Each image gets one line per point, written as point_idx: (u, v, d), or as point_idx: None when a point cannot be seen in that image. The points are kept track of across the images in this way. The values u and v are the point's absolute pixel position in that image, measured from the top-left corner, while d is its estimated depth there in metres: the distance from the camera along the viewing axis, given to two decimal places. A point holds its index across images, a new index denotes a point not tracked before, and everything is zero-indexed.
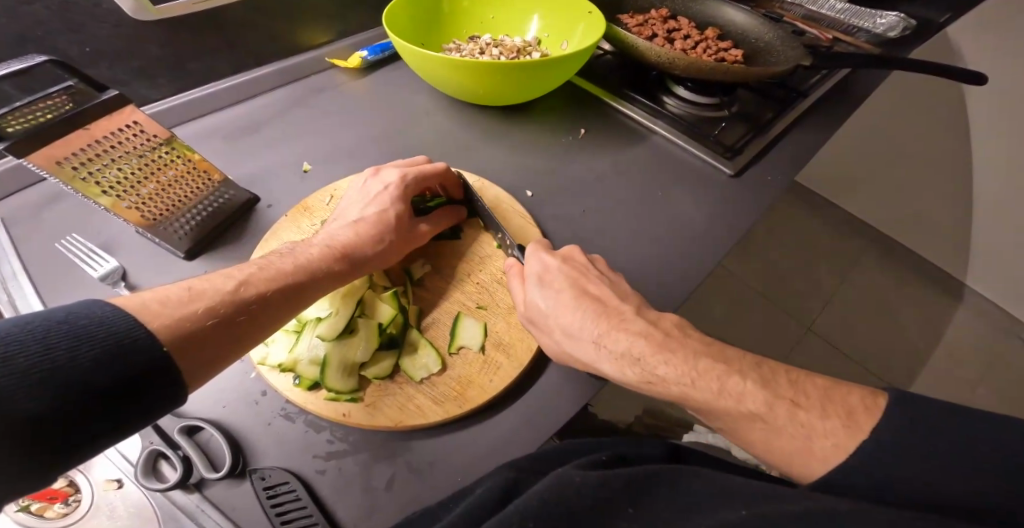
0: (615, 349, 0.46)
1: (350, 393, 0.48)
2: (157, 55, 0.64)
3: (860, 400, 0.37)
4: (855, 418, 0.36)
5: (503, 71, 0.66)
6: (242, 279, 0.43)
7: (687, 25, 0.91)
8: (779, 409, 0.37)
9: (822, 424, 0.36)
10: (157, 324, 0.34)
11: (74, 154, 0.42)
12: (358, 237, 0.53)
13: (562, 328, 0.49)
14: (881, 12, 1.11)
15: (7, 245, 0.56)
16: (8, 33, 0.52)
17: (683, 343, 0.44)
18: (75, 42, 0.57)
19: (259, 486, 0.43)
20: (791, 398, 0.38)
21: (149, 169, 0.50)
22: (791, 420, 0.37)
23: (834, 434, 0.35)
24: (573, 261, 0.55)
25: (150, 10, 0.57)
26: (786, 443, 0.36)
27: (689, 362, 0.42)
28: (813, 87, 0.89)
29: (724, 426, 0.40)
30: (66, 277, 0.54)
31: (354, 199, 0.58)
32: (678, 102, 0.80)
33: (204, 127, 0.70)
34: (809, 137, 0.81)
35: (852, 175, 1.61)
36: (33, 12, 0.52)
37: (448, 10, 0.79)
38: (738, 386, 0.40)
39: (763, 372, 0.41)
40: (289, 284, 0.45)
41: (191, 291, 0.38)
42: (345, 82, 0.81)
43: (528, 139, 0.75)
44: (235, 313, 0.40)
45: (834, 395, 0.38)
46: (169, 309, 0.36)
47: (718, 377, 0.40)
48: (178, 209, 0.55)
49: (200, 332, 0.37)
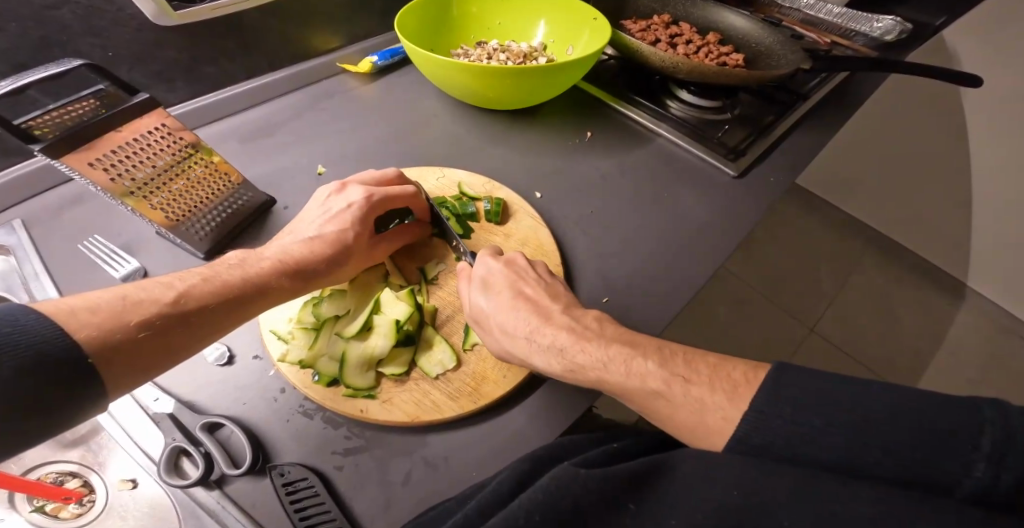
0: (543, 342, 0.48)
1: (367, 389, 0.50)
2: (175, 60, 0.66)
3: (742, 373, 0.40)
4: (737, 391, 0.39)
5: (510, 75, 0.68)
6: (183, 290, 0.42)
7: (689, 30, 0.93)
8: (674, 386, 0.40)
9: (710, 397, 0.39)
10: (82, 334, 0.34)
11: (105, 156, 0.44)
12: (311, 256, 0.52)
13: (500, 327, 0.50)
14: (878, 16, 1.12)
15: (28, 245, 0.57)
16: (34, 38, 0.53)
17: (600, 332, 0.47)
18: (98, 47, 0.58)
19: (278, 481, 0.44)
20: (685, 375, 0.41)
21: (170, 170, 0.51)
22: (685, 395, 0.40)
23: (721, 406, 0.38)
24: (516, 265, 0.55)
25: (171, 15, 0.60)
26: (686, 420, 0.39)
27: (602, 349, 0.45)
28: (813, 90, 0.91)
29: (639, 405, 0.43)
30: (88, 277, 0.56)
31: (312, 212, 0.56)
32: (682, 105, 0.82)
33: (224, 129, 0.72)
34: (809, 138, 0.83)
35: (851, 176, 1.64)
36: (59, 17, 0.54)
37: (457, 15, 0.80)
38: (642, 367, 0.42)
39: (663, 352, 0.43)
40: (233, 302, 0.44)
41: (125, 301, 0.38)
42: (357, 86, 0.82)
43: (536, 141, 0.77)
44: (172, 324, 0.39)
45: (720, 371, 0.41)
46: (96, 318, 0.36)
47: (624, 361, 0.43)
48: (200, 211, 0.56)
49: (137, 343, 0.37)
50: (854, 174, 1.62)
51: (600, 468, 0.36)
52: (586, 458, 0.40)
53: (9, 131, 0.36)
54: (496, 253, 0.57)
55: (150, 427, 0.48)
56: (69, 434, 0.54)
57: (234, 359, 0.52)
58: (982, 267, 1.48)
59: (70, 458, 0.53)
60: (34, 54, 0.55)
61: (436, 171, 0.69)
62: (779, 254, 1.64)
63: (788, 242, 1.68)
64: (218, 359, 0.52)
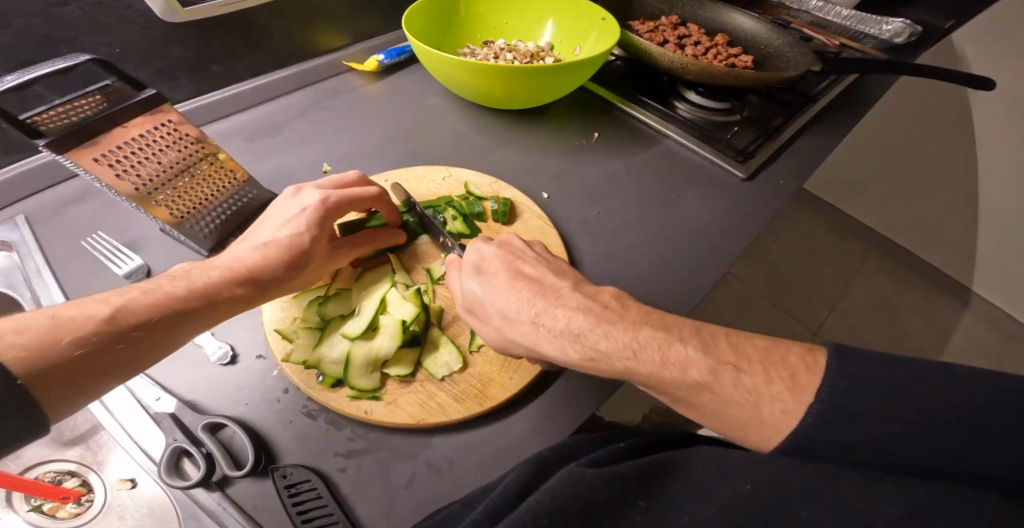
0: (555, 327, 0.45)
1: (372, 391, 0.49)
2: (180, 57, 0.65)
3: (798, 358, 0.38)
4: (796, 379, 0.36)
5: (517, 75, 0.67)
6: (119, 304, 0.38)
7: (697, 31, 0.93)
8: (721, 374, 0.38)
9: (767, 388, 0.36)
10: (10, 356, 0.31)
11: (110, 152, 0.43)
12: (266, 262, 0.48)
13: (500, 313, 0.48)
14: (887, 18, 1.14)
15: (30, 240, 0.57)
16: (40, 33, 0.53)
17: (623, 315, 0.44)
18: (104, 43, 0.58)
19: (280, 483, 0.43)
20: (734, 363, 0.38)
21: (174, 168, 0.51)
22: (735, 386, 0.37)
23: (779, 398, 0.35)
24: (510, 245, 0.55)
25: (180, 11, 0.59)
26: (735, 410, 0.37)
27: (631, 335, 0.42)
28: (822, 92, 0.91)
29: (674, 397, 0.40)
30: (91, 274, 0.55)
31: (270, 221, 0.53)
32: (690, 106, 0.81)
33: (229, 127, 0.72)
34: (818, 140, 0.83)
35: (857, 180, 1.63)
36: (65, 13, 0.54)
37: (464, 14, 0.80)
38: (681, 354, 0.40)
39: (705, 337, 0.41)
40: (175, 313, 0.40)
41: (55, 320, 0.34)
42: (362, 85, 0.82)
43: (542, 142, 0.77)
44: (109, 342, 0.36)
45: (773, 356, 0.38)
46: (25, 338, 0.33)
47: (660, 347, 0.40)
48: (204, 209, 0.55)
49: (69, 362, 0.34)
50: (860, 178, 1.61)
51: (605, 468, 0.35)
52: (592, 459, 0.38)
53: (13, 125, 0.35)
54: (486, 239, 0.57)
55: (151, 427, 0.47)
56: (67, 432, 0.53)
57: (236, 359, 0.52)
58: (989, 273, 1.47)
59: (70, 457, 0.53)
60: (39, 49, 0.54)
61: (442, 171, 0.68)
62: (784, 258, 1.63)
63: (793, 245, 1.67)
64: (221, 359, 0.51)
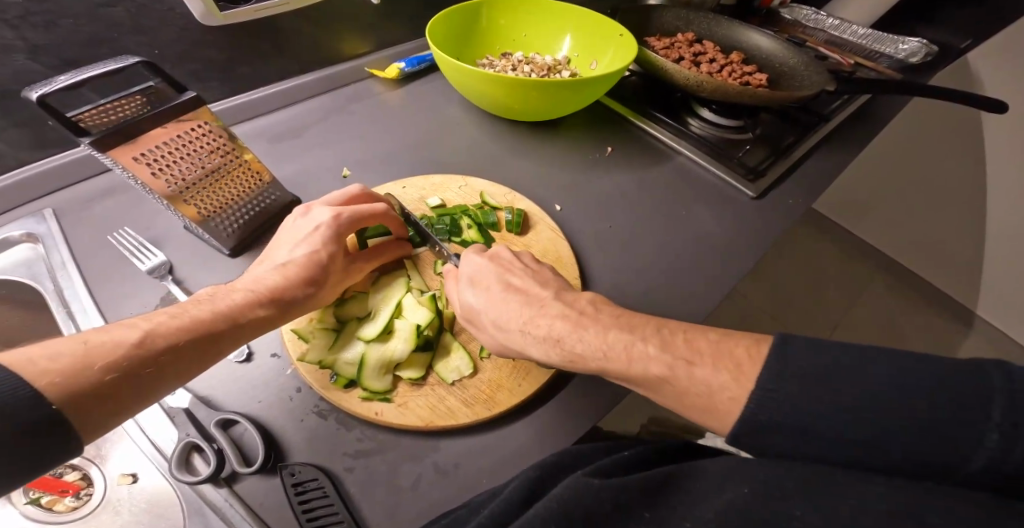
0: (538, 334, 0.48)
1: (383, 393, 0.50)
2: (214, 59, 0.67)
3: (745, 349, 0.39)
4: (741, 369, 0.37)
5: (535, 88, 0.69)
6: (149, 328, 0.38)
7: (713, 49, 0.95)
8: (677, 370, 0.40)
9: (715, 379, 0.38)
10: (44, 383, 0.31)
11: (149, 151, 0.46)
12: (287, 284, 0.48)
13: (493, 322, 0.50)
14: (903, 38, 1.16)
15: (57, 233, 0.59)
16: (85, 33, 0.55)
17: (596, 319, 0.46)
18: (144, 44, 0.60)
19: (288, 481, 0.44)
20: (688, 358, 0.40)
21: (207, 168, 0.53)
22: (690, 379, 0.39)
23: (726, 386, 0.37)
24: (500, 258, 0.55)
25: (216, 15, 0.61)
26: (693, 399, 0.39)
27: (602, 337, 0.44)
28: (836, 112, 0.92)
29: (641, 387, 0.43)
30: (115, 268, 0.57)
31: (283, 239, 0.53)
32: (703, 123, 0.82)
33: (252, 130, 0.74)
34: (829, 162, 0.84)
35: (866, 200, 1.63)
36: (111, 14, 0.56)
37: (486, 25, 0.81)
38: (643, 352, 0.42)
39: (665, 334, 0.43)
40: (203, 337, 0.40)
41: (87, 345, 0.34)
42: (383, 92, 0.84)
43: (556, 154, 0.78)
44: (140, 366, 0.36)
45: (724, 347, 0.40)
46: (59, 365, 0.32)
47: (624, 346, 0.43)
48: (228, 208, 0.58)
49: (106, 386, 0.34)
50: (870, 198, 1.61)
51: (614, 481, 0.36)
52: (600, 467, 0.39)
53: (60, 123, 0.38)
54: (480, 250, 0.58)
55: (166, 420, 0.48)
56: None
57: (251, 357, 0.53)
58: (995, 298, 1.46)
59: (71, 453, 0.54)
60: (84, 48, 0.57)
61: (458, 180, 0.69)
62: (788, 275, 1.63)
63: (799, 262, 1.67)
64: (236, 356, 0.53)
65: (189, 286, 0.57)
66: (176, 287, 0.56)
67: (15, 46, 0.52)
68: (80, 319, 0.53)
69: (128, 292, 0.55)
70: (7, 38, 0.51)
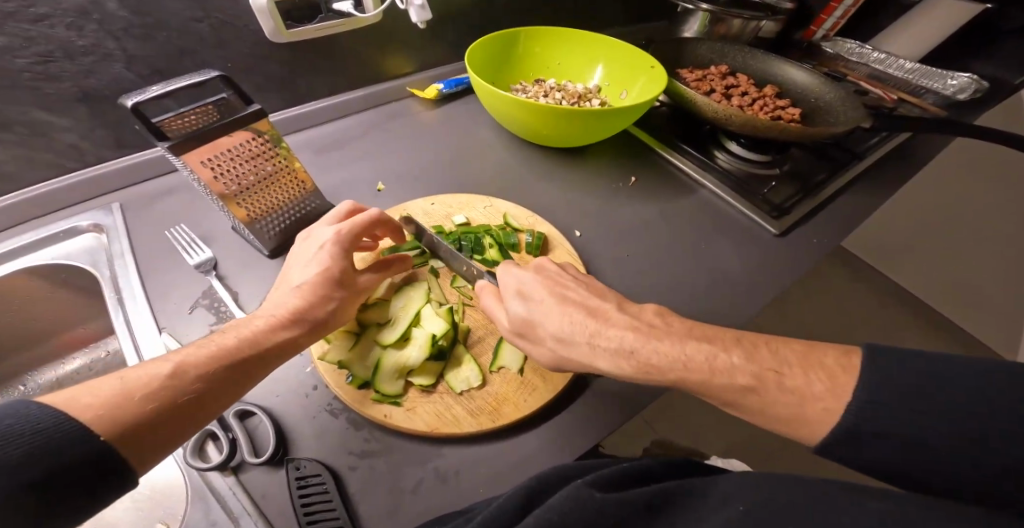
0: (608, 344, 0.47)
1: (394, 397, 0.52)
2: (276, 72, 0.75)
3: (835, 360, 0.41)
4: (836, 380, 0.39)
5: (564, 116, 0.72)
6: (181, 360, 0.39)
7: (746, 82, 0.96)
8: (766, 379, 0.41)
9: (810, 389, 0.40)
10: (90, 416, 0.33)
11: (213, 157, 0.51)
12: (308, 304, 0.49)
13: (552, 335, 0.50)
14: (952, 74, 1.14)
15: (121, 226, 0.65)
16: (177, 45, 0.64)
17: (669, 331, 0.47)
18: (220, 57, 0.68)
19: (292, 475, 0.46)
20: (775, 367, 0.41)
21: (260, 175, 0.58)
22: (780, 389, 0.40)
23: (821, 397, 0.39)
24: (547, 272, 0.56)
25: (283, 33, 0.68)
26: (785, 410, 0.40)
27: (678, 346, 0.45)
28: (871, 149, 0.91)
29: (719, 401, 0.43)
30: (168, 261, 0.63)
31: (294, 263, 0.54)
32: (729, 156, 0.83)
33: (298, 142, 0.79)
34: (860, 203, 0.82)
35: (903, 245, 1.58)
36: (198, 29, 0.64)
37: (521, 52, 0.84)
38: (726, 362, 0.42)
39: (747, 345, 0.44)
40: (236, 363, 0.42)
41: (124, 382, 0.36)
42: (421, 111, 0.89)
43: (581, 181, 0.80)
44: (178, 396, 0.37)
45: (812, 359, 0.42)
46: (98, 400, 0.34)
47: (707, 356, 0.43)
48: (272, 212, 0.62)
49: (148, 418, 0.35)
50: (907, 242, 1.56)
51: (614, 493, 0.38)
52: (603, 476, 0.41)
53: (146, 127, 0.45)
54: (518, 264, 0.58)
55: None
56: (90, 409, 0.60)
57: None
58: None
59: None
60: (167, 60, 0.65)
61: (483, 201, 0.72)
62: (815, 315, 1.59)
63: (827, 304, 1.62)
64: None
65: (230, 284, 0.62)
66: (217, 283, 0.61)
67: (116, 55, 0.61)
68: (129, 304, 0.58)
69: (177, 285, 0.60)
70: (110, 48, 0.60)
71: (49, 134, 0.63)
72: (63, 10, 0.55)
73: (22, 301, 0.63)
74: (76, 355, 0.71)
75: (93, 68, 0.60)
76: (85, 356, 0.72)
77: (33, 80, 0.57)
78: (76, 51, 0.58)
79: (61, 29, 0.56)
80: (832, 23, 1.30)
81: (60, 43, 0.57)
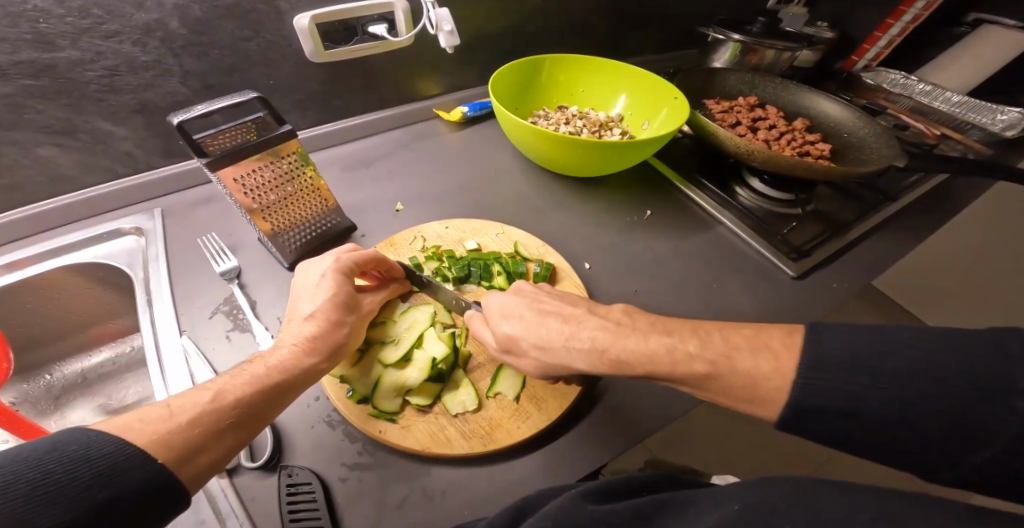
0: (581, 346, 0.48)
1: (390, 414, 0.53)
2: (313, 90, 0.78)
3: (780, 340, 0.40)
4: (780, 359, 0.39)
5: (582, 147, 0.72)
6: (217, 388, 0.41)
7: (775, 115, 0.94)
8: (721, 365, 0.41)
9: (758, 369, 0.39)
10: (146, 440, 0.35)
11: (244, 173, 0.54)
12: (324, 330, 0.51)
13: (534, 345, 0.51)
14: (1003, 107, 1.07)
15: (159, 231, 0.69)
16: (227, 62, 0.68)
17: (635, 327, 0.47)
18: (264, 75, 0.72)
19: (284, 482, 0.47)
20: (726, 353, 0.41)
21: (286, 193, 0.61)
22: (733, 372, 0.41)
23: (768, 376, 0.39)
24: (521, 289, 0.56)
25: (321, 53, 0.72)
26: (738, 390, 0.40)
27: (644, 342, 0.45)
28: (907, 190, 0.88)
29: (689, 388, 0.44)
30: (197, 266, 0.66)
31: (299, 294, 0.55)
32: (752, 193, 0.82)
33: (326, 158, 0.82)
34: (889, 245, 0.80)
35: (940, 286, 1.51)
36: (247, 48, 0.69)
37: (546, 79, 0.86)
38: (684, 352, 0.43)
39: (700, 333, 0.44)
40: (268, 388, 0.44)
41: (170, 408, 0.38)
42: (446, 133, 0.91)
43: (597, 211, 0.81)
44: (219, 418, 0.39)
45: (758, 340, 0.41)
46: (150, 426, 0.36)
47: (668, 350, 0.44)
48: (295, 226, 0.65)
49: (195, 440, 0.37)
50: (943, 283, 1.49)
51: (606, 505, 0.39)
52: (594, 488, 0.41)
53: (189, 145, 0.48)
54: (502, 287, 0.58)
55: None
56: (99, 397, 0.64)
57: None
58: None
59: None
60: (216, 76, 0.69)
61: (497, 227, 0.73)
62: None
63: None
64: None
65: (251, 293, 0.64)
66: (239, 291, 0.64)
67: (172, 71, 0.66)
68: (156, 305, 0.61)
69: (203, 290, 0.63)
70: (168, 64, 0.65)
71: (105, 142, 0.68)
72: (132, 27, 0.60)
73: (62, 294, 0.68)
74: (100, 349, 0.75)
75: (152, 82, 0.65)
76: (110, 350, 0.76)
77: (99, 92, 0.63)
78: (139, 65, 0.63)
79: (128, 45, 0.61)
80: (875, 53, 1.27)
81: (126, 58, 0.62)
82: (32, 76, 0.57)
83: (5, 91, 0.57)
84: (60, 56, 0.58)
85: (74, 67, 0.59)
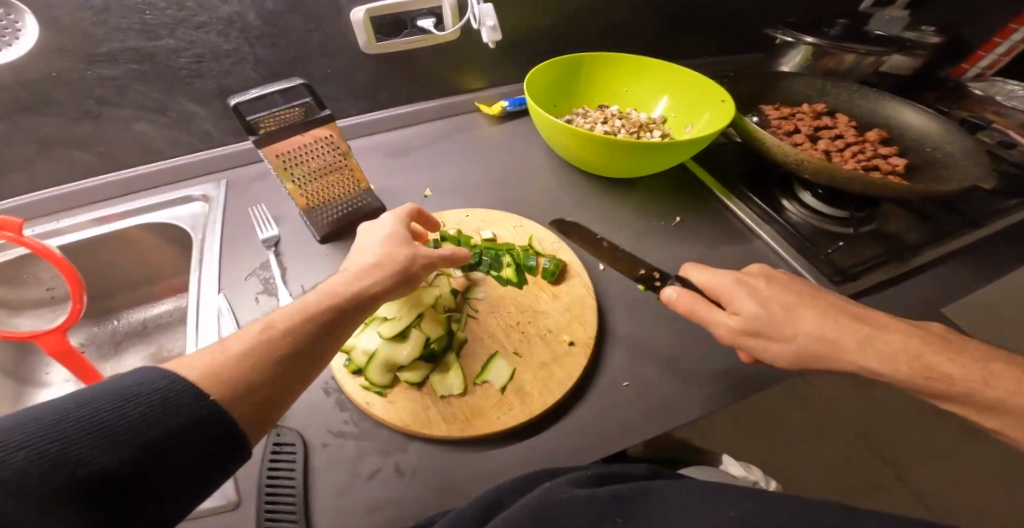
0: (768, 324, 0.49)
1: (380, 387, 0.55)
2: (366, 80, 0.83)
3: (977, 352, 0.46)
4: (959, 362, 0.45)
5: (615, 148, 0.71)
6: (267, 330, 0.42)
7: (843, 124, 0.86)
8: (903, 357, 0.45)
9: (951, 371, 0.44)
10: (195, 377, 0.36)
11: (287, 152, 0.60)
12: (381, 283, 0.51)
13: (721, 316, 0.51)
14: None
15: (218, 199, 0.78)
16: (292, 52, 0.75)
17: (821, 311, 0.49)
18: (324, 65, 0.78)
19: (271, 439, 0.51)
20: (907, 349, 0.46)
21: (323, 173, 0.66)
22: (915, 367, 0.45)
23: (951, 375, 0.44)
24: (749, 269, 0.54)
25: (374, 45, 0.77)
26: (910, 382, 0.45)
27: (822, 326, 0.48)
28: (995, 218, 0.76)
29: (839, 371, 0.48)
30: (240, 234, 0.73)
31: (360, 244, 0.56)
32: (802, 209, 0.75)
33: (371, 143, 0.87)
34: (957, 280, 0.71)
35: None
36: (310, 39, 0.75)
37: (590, 77, 0.85)
38: (862, 342, 0.47)
39: (874, 327, 0.48)
40: (318, 332, 0.45)
41: (217, 350, 0.39)
42: (485, 126, 0.93)
43: (626, 213, 0.78)
44: (267, 361, 0.40)
45: (939, 346, 0.46)
46: (200, 364, 0.38)
47: (851, 336, 0.47)
48: (329, 204, 0.71)
49: (244, 380, 0.38)
50: None
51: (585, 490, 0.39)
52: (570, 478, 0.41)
53: (242, 123, 0.53)
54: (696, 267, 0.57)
55: None
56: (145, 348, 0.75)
57: None
58: None
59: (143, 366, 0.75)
60: (283, 65, 0.76)
61: (515, 220, 0.74)
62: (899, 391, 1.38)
63: None
64: None
65: (282, 261, 0.70)
66: (273, 258, 0.70)
67: (247, 59, 0.73)
68: (200, 267, 0.69)
69: (241, 256, 0.70)
70: (244, 53, 0.72)
71: (188, 121, 0.77)
72: (216, 19, 0.67)
73: (140, 250, 0.78)
74: (165, 301, 0.85)
75: (230, 69, 0.73)
76: (173, 302, 0.85)
77: (188, 77, 0.71)
78: (221, 54, 0.71)
79: (214, 35, 0.69)
80: (990, 60, 1.12)
81: (210, 47, 0.70)
82: (136, 61, 0.67)
83: (115, 74, 0.67)
84: (159, 44, 0.67)
85: (170, 54, 0.68)
